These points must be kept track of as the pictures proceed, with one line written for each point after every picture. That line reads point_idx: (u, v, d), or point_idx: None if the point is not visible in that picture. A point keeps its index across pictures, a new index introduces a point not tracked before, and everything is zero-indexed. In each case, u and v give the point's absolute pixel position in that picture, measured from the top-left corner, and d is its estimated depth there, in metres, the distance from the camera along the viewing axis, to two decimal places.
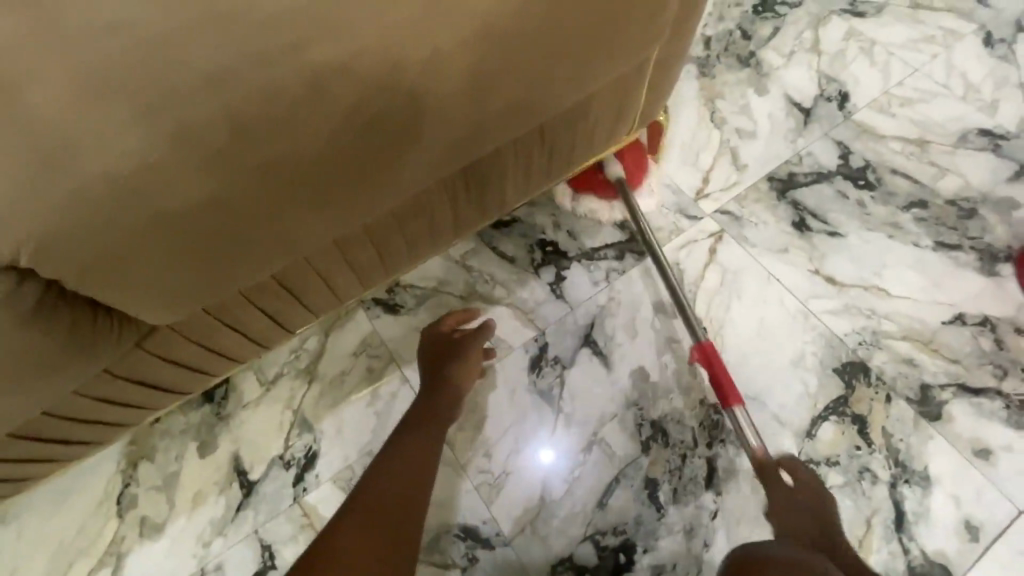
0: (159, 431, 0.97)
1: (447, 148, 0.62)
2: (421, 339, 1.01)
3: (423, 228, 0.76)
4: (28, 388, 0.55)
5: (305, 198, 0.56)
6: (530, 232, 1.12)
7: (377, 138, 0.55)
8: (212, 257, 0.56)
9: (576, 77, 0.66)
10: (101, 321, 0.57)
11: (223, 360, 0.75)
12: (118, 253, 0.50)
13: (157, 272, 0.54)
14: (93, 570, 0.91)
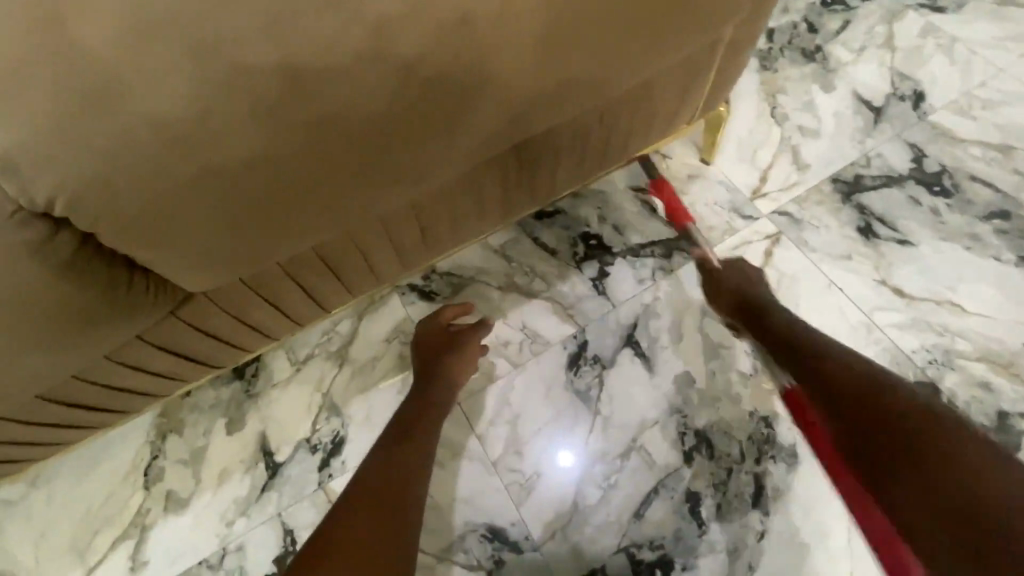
0: (189, 405, 0.97)
1: (497, 127, 0.58)
2: (419, 331, 0.96)
3: (466, 212, 0.72)
4: (60, 346, 0.54)
5: (354, 165, 0.53)
6: (574, 224, 1.07)
7: (425, 110, 0.51)
8: (251, 223, 0.53)
9: (639, 62, 0.61)
10: (138, 283, 0.55)
11: (257, 335, 0.73)
12: (158, 207, 0.48)
13: (197, 233, 0.51)
14: (117, 540, 0.90)
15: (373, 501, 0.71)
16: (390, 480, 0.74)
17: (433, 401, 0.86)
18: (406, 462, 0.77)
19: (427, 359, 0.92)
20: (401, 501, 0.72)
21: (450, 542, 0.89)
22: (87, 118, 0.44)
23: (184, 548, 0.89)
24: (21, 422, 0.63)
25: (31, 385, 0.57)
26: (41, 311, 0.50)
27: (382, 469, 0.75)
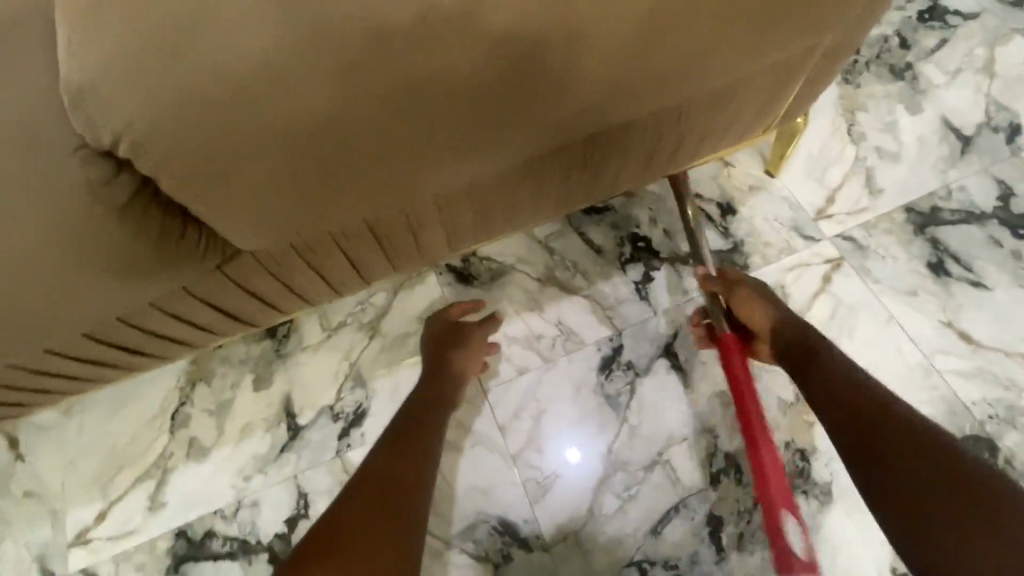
0: (220, 357, 0.98)
1: (567, 119, 0.55)
2: (430, 330, 0.91)
3: (522, 201, 0.70)
4: (107, 288, 0.54)
5: (424, 139, 0.51)
6: (623, 223, 1.04)
7: (496, 93, 0.49)
8: (311, 189, 0.52)
9: (723, 70, 0.58)
10: (192, 237, 0.54)
11: (296, 299, 0.72)
12: (222, 159, 0.47)
13: (256, 192, 0.50)
14: (138, 479, 0.92)
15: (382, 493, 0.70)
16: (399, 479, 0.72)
17: (431, 400, 0.84)
18: (417, 455, 0.76)
19: (436, 355, 0.89)
20: (411, 490, 0.72)
21: (460, 529, 0.88)
22: (172, 63, 0.44)
23: (200, 496, 0.90)
24: (68, 357, 0.64)
25: (77, 322, 0.57)
26: (93, 250, 0.50)
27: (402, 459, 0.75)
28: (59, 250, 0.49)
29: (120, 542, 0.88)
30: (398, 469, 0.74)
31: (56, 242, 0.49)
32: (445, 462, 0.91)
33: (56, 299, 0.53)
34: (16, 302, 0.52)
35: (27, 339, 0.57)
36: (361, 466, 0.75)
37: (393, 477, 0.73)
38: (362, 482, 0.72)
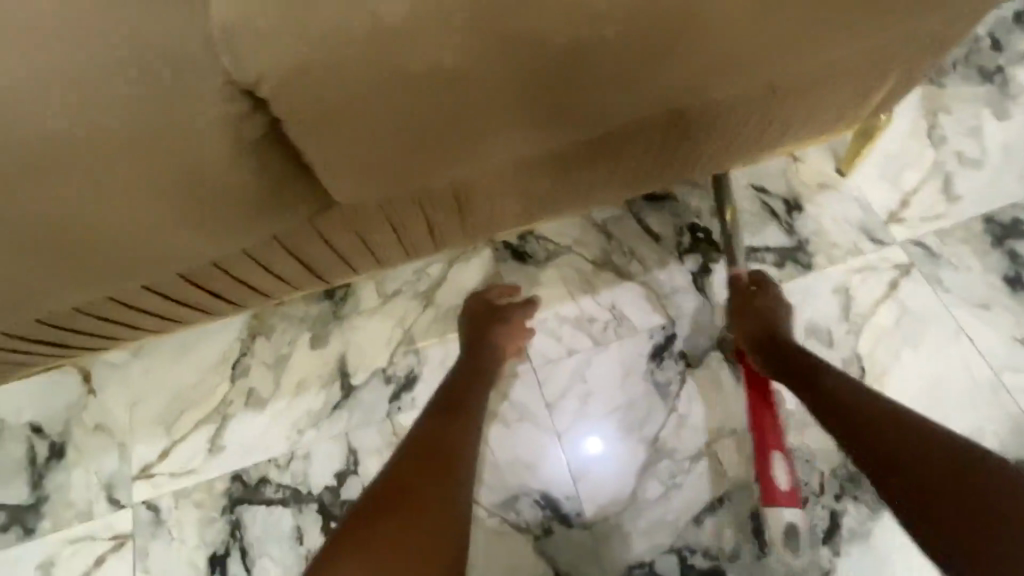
0: (280, 313, 1.01)
1: (633, 102, 0.57)
2: (466, 306, 0.94)
3: (600, 174, 0.72)
4: (213, 226, 0.58)
5: (527, 106, 0.54)
6: (684, 213, 1.02)
7: (570, 73, 0.52)
8: (417, 149, 0.55)
9: (796, 57, 0.59)
10: (297, 184, 0.57)
11: (371, 257, 0.76)
12: (343, 115, 0.50)
13: (368, 148, 0.53)
14: (199, 422, 0.96)
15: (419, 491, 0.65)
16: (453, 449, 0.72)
17: (483, 375, 0.85)
18: (472, 416, 0.78)
19: (476, 331, 0.90)
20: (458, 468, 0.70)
21: (503, 499, 0.89)
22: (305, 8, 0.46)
23: (257, 443, 0.95)
24: (160, 294, 0.68)
25: (177, 259, 0.61)
26: (208, 185, 0.53)
27: (460, 419, 0.77)
28: (177, 182, 0.52)
29: (181, 479, 0.93)
30: (454, 433, 0.74)
31: (176, 175, 0.51)
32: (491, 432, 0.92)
33: (166, 231, 0.57)
34: (134, 232, 0.56)
35: (131, 269, 0.60)
36: (414, 431, 0.75)
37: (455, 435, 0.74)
38: (419, 446, 0.72)
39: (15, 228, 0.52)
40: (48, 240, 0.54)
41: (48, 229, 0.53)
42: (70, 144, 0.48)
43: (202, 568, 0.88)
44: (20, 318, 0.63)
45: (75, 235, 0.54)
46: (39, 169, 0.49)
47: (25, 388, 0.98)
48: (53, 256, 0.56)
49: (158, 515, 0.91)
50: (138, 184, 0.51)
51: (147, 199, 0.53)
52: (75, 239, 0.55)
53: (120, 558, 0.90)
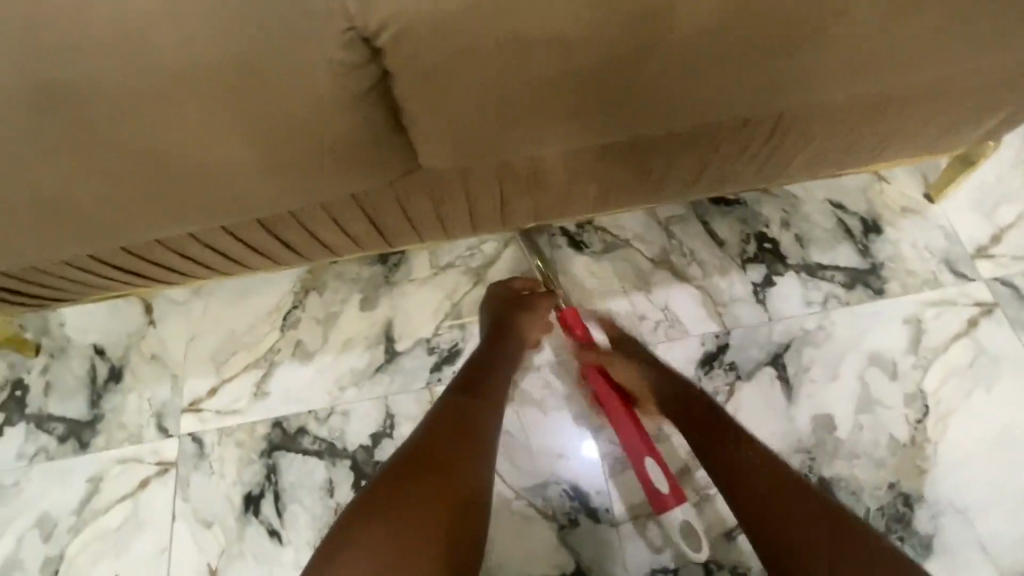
0: (334, 271, 1.03)
1: (706, 99, 0.58)
2: (488, 296, 0.92)
3: (684, 170, 0.71)
4: (303, 175, 0.59)
5: (628, 88, 0.55)
6: (752, 221, 1.00)
7: (675, 60, 0.53)
8: (514, 121, 0.56)
9: (892, 63, 0.59)
10: (392, 140, 0.59)
11: (438, 228, 0.76)
12: (455, 75, 0.51)
13: (469, 113, 0.55)
14: (247, 366, 0.99)
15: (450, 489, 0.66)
16: (474, 437, 0.73)
17: (504, 359, 0.85)
18: (495, 402, 0.80)
19: (500, 315, 0.88)
20: (484, 455, 0.72)
21: (533, 484, 0.88)
22: None
23: (299, 393, 0.97)
24: (234, 236, 0.70)
25: (260, 205, 0.63)
26: (312, 129, 0.55)
27: (484, 402, 0.78)
28: (280, 121, 0.54)
29: (226, 418, 0.97)
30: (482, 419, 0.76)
31: (281, 114, 0.53)
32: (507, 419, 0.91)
33: (260, 173, 0.58)
34: (230, 173, 0.58)
35: (219, 208, 0.62)
36: (444, 404, 0.76)
37: (483, 419, 0.76)
38: (444, 426, 0.73)
39: (123, 151, 0.54)
40: (151, 169, 0.56)
41: (152, 157, 0.55)
42: (186, 71, 0.49)
43: (237, 505, 0.92)
44: (107, 242, 0.66)
45: (176, 167, 0.56)
46: (153, 95, 0.50)
47: (92, 311, 1.04)
48: (153, 185, 0.58)
49: (202, 448, 0.95)
50: (243, 120, 0.53)
51: (249, 137, 0.54)
52: (176, 171, 0.57)
53: (163, 484, 0.93)
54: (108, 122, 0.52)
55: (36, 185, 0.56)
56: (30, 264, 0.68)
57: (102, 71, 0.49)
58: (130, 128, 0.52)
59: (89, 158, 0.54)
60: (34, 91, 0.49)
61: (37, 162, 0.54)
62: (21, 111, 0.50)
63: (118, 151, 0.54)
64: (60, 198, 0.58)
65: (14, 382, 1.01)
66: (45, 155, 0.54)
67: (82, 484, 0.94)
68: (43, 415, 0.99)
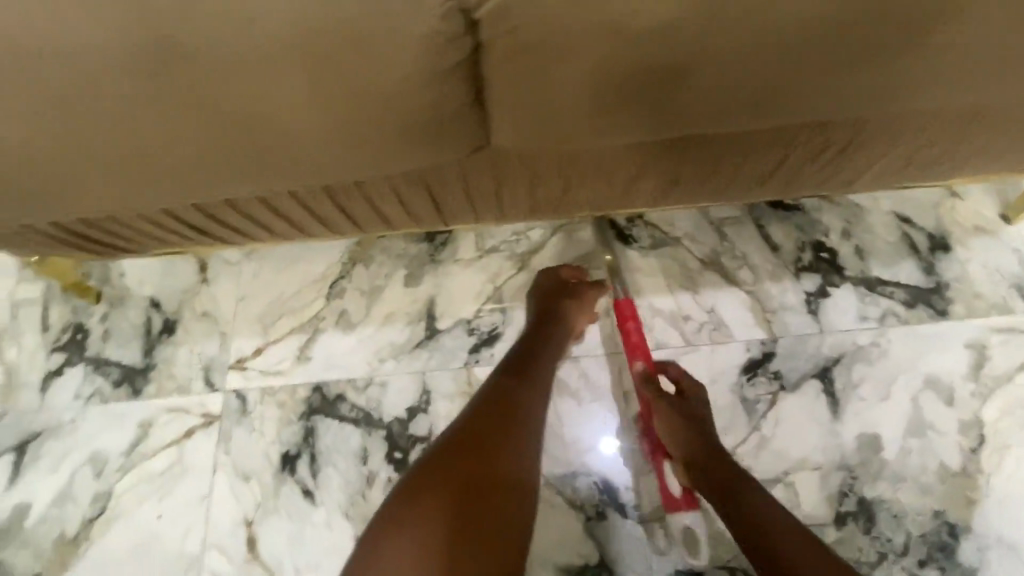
0: (381, 246, 1.04)
1: (783, 97, 0.57)
2: (536, 282, 0.93)
3: (752, 170, 0.70)
4: (379, 146, 0.60)
5: (718, 85, 0.55)
6: (810, 228, 0.96)
7: (772, 57, 0.53)
8: (598, 106, 0.57)
9: (1000, 70, 0.56)
10: (469, 116, 0.59)
11: (495, 209, 0.77)
12: (550, 54, 0.52)
13: (555, 94, 0.56)
14: (291, 330, 1.02)
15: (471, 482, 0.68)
16: (508, 424, 0.74)
17: (548, 348, 0.86)
18: (536, 391, 0.80)
19: (545, 305, 0.89)
20: (517, 443, 0.73)
21: (563, 473, 0.88)
22: None
23: (340, 361, 0.99)
24: (297, 201, 0.71)
25: (329, 173, 0.64)
26: (397, 101, 0.55)
27: (522, 391, 0.79)
28: (363, 92, 0.54)
29: (269, 378, 1.00)
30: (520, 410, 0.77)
31: (367, 86, 0.54)
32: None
33: (337, 143, 0.59)
34: (310, 139, 0.59)
35: (292, 175, 0.64)
36: (486, 391, 0.79)
37: (521, 407, 0.77)
38: (482, 415, 0.75)
39: (210, 112, 0.56)
40: (233, 132, 0.58)
41: (236, 118, 0.56)
42: (281, 37, 0.50)
43: (275, 463, 0.95)
44: (180, 198, 0.68)
45: (257, 132, 0.58)
46: (247, 58, 0.51)
47: (150, 265, 1.08)
48: (231, 148, 0.60)
49: (245, 405, 0.99)
50: (328, 89, 0.54)
51: (333, 104, 0.55)
52: (255, 136, 0.58)
53: (207, 435, 0.98)
54: (202, 81, 0.53)
55: (123, 140, 0.58)
56: (105, 213, 0.70)
57: (202, 31, 0.50)
58: (219, 90, 0.54)
59: (179, 113, 0.56)
60: (134, 48, 0.51)
61: (127, 118, 0.56)
62: (119, 67, 0.52)
63: (205, 112, 0.56)
64: (144, 155, 0.60)
65: (75, 326, 1.06)
66: (137, 108, 0.55)
67: (133, 428, 0.99)
68: (100, 359, 1.04)
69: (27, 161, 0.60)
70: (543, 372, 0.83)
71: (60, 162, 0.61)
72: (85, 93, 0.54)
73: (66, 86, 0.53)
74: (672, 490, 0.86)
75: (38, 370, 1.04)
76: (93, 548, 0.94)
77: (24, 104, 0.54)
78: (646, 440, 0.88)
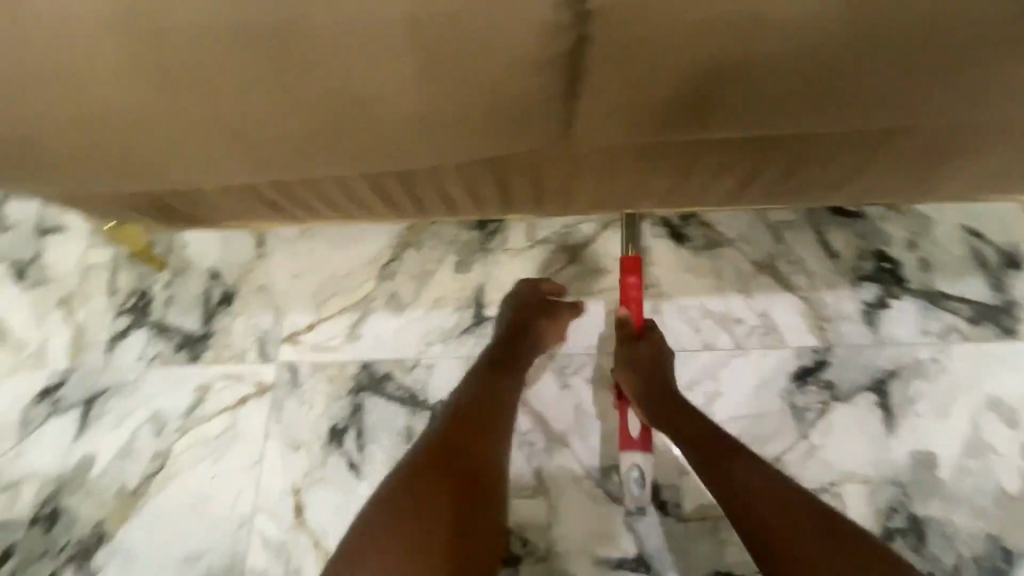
0: (433, 231, 1.06)
1: (878, 94, 0.57)
2: (516, 290, 0.96)
3: (821, 171, 0.72)
4: (467, 133, 0.61)
5: (814, 89, 0.56)
6: (873, 237, 0.94)
7: (873, 65, 0.54)
8: (689, 104, 0.58)
9: None
10: (557, 109, 0.60)
11: (560, 199, 0.78)
12: (655, 51, 0.53)
13: (650, 90, 0.56)
14: (343, 308, 1.05)
15: (460, 487, 0.75)
16: (477, 441, 0.80)
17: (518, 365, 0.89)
18: (502, 407, 0.85)
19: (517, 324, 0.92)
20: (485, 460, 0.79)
21: (605, 466, 0.90)
22: None
23: (389, 342, 1.02)
24: (370, 183, 0.73)
25: (412, 157, 0.66)
26: (494, 90, 0.56)
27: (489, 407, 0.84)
28: (459, 78, 0.55)
29: (320, 353, 1.03)
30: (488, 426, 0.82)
31: (467, 75, 0.55)
32: (579, 395, 0.93)
33: (425, 128, 0.61)
34: (402, 125, 0.60)
35: (376, 157, 0.66)
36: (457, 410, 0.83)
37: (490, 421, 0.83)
38: (453, 432, 0.80)
39: (308, 94, 0.57)
40: (327, 114, 0.59)
41: (335, 101, 0.58)
42: (394, 25, 0.51)
43: (323, 435, 0.99)
44: (262, 173, 0.69)
45: (352, 114, 0.59)
46: (356, 43, 0.52)
47: (211, 237, 1.12)
48: (323, 130, 0.61)
49: (297, 378, 1.02)
50: (426, 75, 0.55)
51: (431, 91, 0.56)
52: (348, 119, 0.60)
53: (260, 403, 1.02)
54: (307, 63, 0.54)
55: (221, 116, 0.60)
56: (187, 184, 0.73)
57: (315, 14, 0.51)
58: (319, 72, 0.55)
59: (279, 92, 0.57)
60: (247, 26, 0.52)
61: (229, 95, 0.58)
62: (227, 46, 0.53)
63: (303, 93, 0.57)
64: (240, 131, 0.62)
65: (140, 291, 1.11)
66: (241, 86, 0.57)
67: (191, 391, 1.04)
68: (162, 324, 1.09)
69: (129, 132, 0.63)
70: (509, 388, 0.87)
71: (156, 134, 0.63)
72: (191, 70, 0.56)
73: (174, 62, 0.55)
74: (632, 428, 0.87)
75: (105, 331, 1.09)
76: (152, 501, 0.99)
77: (134, 77, 0.57)
78: (614, 389, 0.92)
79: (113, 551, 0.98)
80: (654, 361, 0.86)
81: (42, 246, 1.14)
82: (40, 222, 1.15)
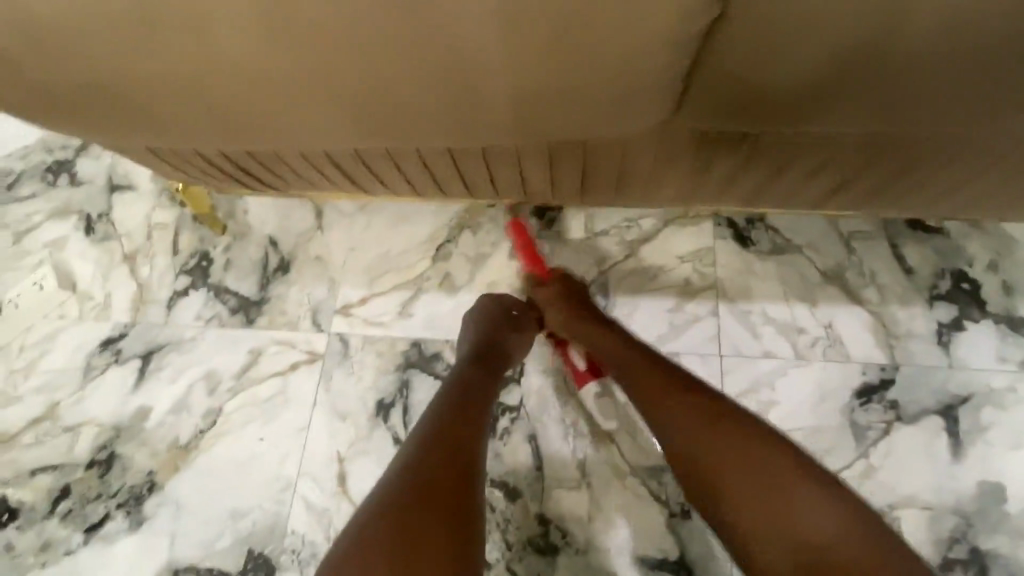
0: (490, 215, 1.06)
1: (1000, 98, 0.55)
2: (478, 305, 0.90)
3: (914, 183, 0.70)
4: (567, 116, 0.61)
5: (937, 89, 0.55)
6: (953, 254, 0.89)
7: (1002, 71, 0.53)
8: (804, 95, 0.57)
9: None
10: (664, 95, 0.59)
11: (637, 189, 0.77)
12: (784, 36, 0.53)
13: (769, 77, 0.56)
14: (396, 285, 1.06)
15: (457, 480, 0.66)
16: (461, 432, 0.71)
17: (492, 367, 0.84)
18: (482, 402, 0.78)
19: (489, 330, 0.87)
20: (475, 450, 0.70)
21: (651, 465, 0.89)
22: None
23: (440, 322, 1.03)
24: (452, 158, 0.73)
25: (504, 137, 0.65)
26: (607, 73, 0.55)
27: (469, 401, 0.76)
28: (563, 52, 0.53)
29: (371, 327, 1.05)
30: (471, 414, 0.75)
31: (585, 55, 0.53)
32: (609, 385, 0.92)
33: (526, 106, 0.60)
34: (504, 102, 0.59)
35: (468, 134, 0.65)
36: (435, 407, 0.75)
37: (474, 412, 0.75)
38: (432, 423, 0.72)
39: (401, 60, 0.56)
40: (417, 83, 0.58)
41: (441, 74, 0.57)
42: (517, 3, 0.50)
43: (370, 408, 1.01)
44: (348, 142, 0.69)
45: (455, 88, 0.58)
46: (475, 18, 0.51)
47: (271, 206, 1.14)
48: (410, 98, 0.60)
49: (347, 349, 1.04)
50: (528, 45, 0.53)
51: (541, 71, 0.55)
52: (437, 88, 0.58)
53: (310, 371, 1.04)
54: (421, 36, 0.53)
55: (317, 85, 0.60)
56: (270, 148, 0.72)
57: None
58: (417, 35, 0.53)
59: (387, 66, 0.56)
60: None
61: (318, 58, 0.56)
62: (340, 14, 0.52)
63: (396, 59, 0.55)
64: (335, 100, 0.61)
65: (201, 253, 1.14)
66: (347, 58, 0.56)
67: (245, 354, 1.07)
68: (221, 286, 1.11)
69: (214, 91, 0.62)
70: (486, 386, 0.81)
71: (252, 99, 0.62)
72: (299, 36, 0.54)
73: (284, 29, 0.54)
74: (578, 366, 0.92)
75: (166, 289, 1.12)
76: (203, 457, 1.03)
77: (227, 36, 0.55)
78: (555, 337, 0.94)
79: (162, 500, 1.01)
80: (566, 292, 0.89)
81: (113, 202, 1.18)
82: (111, 178, 1.19)
